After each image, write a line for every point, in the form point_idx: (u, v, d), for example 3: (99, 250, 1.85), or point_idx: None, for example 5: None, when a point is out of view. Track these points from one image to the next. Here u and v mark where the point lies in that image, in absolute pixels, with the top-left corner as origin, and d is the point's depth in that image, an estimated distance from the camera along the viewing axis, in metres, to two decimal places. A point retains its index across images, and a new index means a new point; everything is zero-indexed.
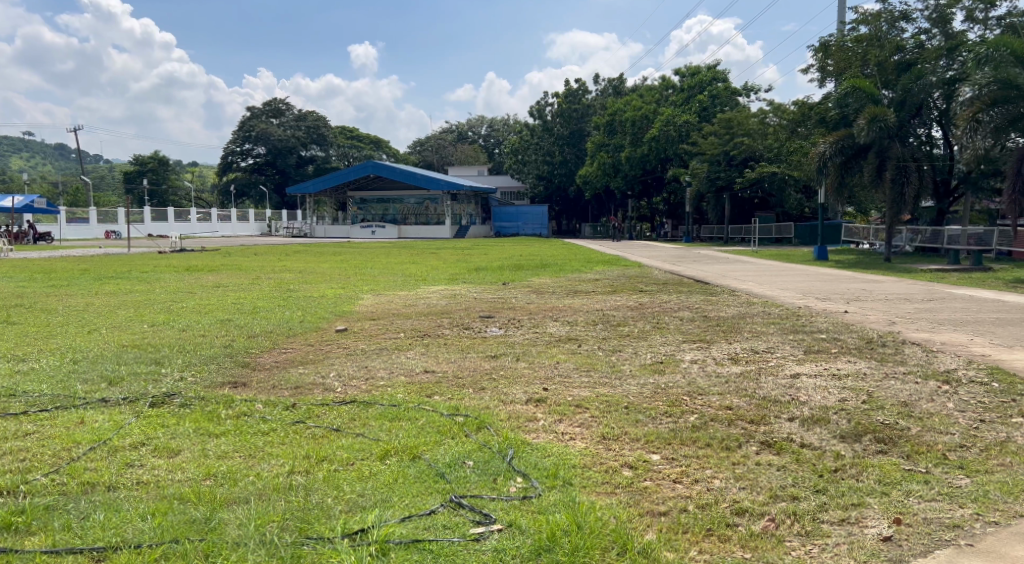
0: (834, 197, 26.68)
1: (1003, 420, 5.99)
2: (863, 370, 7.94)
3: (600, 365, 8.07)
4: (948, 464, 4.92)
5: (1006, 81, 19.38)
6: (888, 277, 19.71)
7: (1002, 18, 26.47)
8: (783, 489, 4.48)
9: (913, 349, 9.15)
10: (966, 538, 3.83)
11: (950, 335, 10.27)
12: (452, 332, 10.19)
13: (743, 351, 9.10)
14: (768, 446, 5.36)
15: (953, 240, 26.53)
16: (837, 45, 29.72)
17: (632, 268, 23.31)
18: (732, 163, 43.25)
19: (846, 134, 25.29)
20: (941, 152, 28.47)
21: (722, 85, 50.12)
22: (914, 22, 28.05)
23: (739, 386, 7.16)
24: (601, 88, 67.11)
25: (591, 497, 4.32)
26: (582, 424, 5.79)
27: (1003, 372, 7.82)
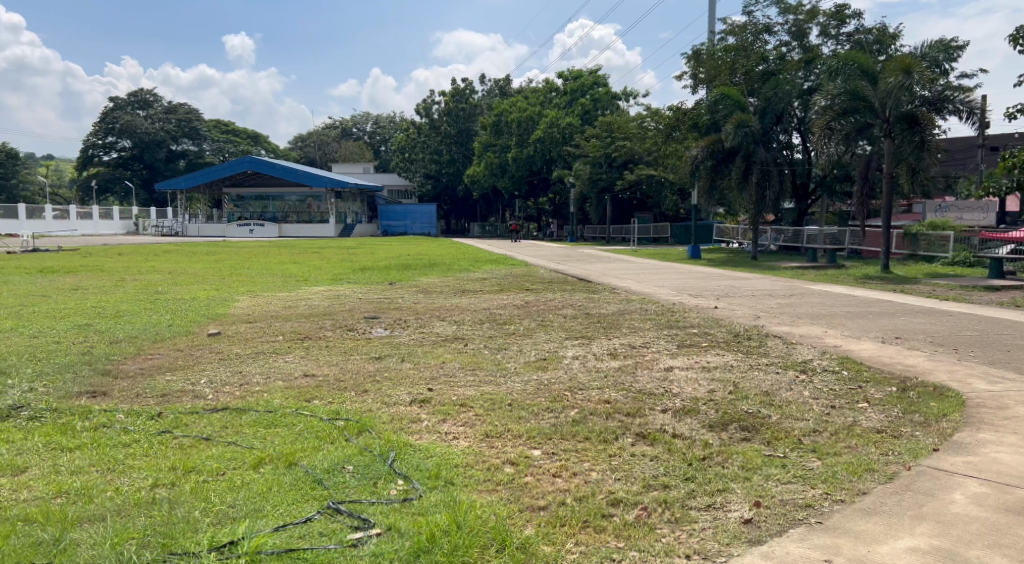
0: (706, 199, 28.04)
1: (851, 405, 6.53)
2: (730, 362, 8.40)
3: (485, 363, 8.13)
4: (802, 448, 5.30)
5: (854, 93, 20.85)
6: (755, 275, 20.97)
7: (852, 35, 28.71)
8: (656, 479, 4.68)
9: (775, 341, 9.78)
10: (816, 516, 4.11)
11: (808, 328, 11.06)
12: (334, 334, 9.98)
13: (622, 346, 9.43)
14: (643, 437, 5.58)
15: (812, 239, 28.52)
16: (707, 54, 31.34)
17: (518, 267, 23.54)
18: (613, 165, 44.72)
19: (716, 140, 26.66)
20: (800, 157, 30.53)
21: (603, 89, 51.79)
22: (776, 34, 29.93)
23: (618, 380, 7.43)
24: (487, 89, 67.70)
25: (472, 495, 4.34)
26: (465, 423, 5.82)
27: (852, 361, 8.49)
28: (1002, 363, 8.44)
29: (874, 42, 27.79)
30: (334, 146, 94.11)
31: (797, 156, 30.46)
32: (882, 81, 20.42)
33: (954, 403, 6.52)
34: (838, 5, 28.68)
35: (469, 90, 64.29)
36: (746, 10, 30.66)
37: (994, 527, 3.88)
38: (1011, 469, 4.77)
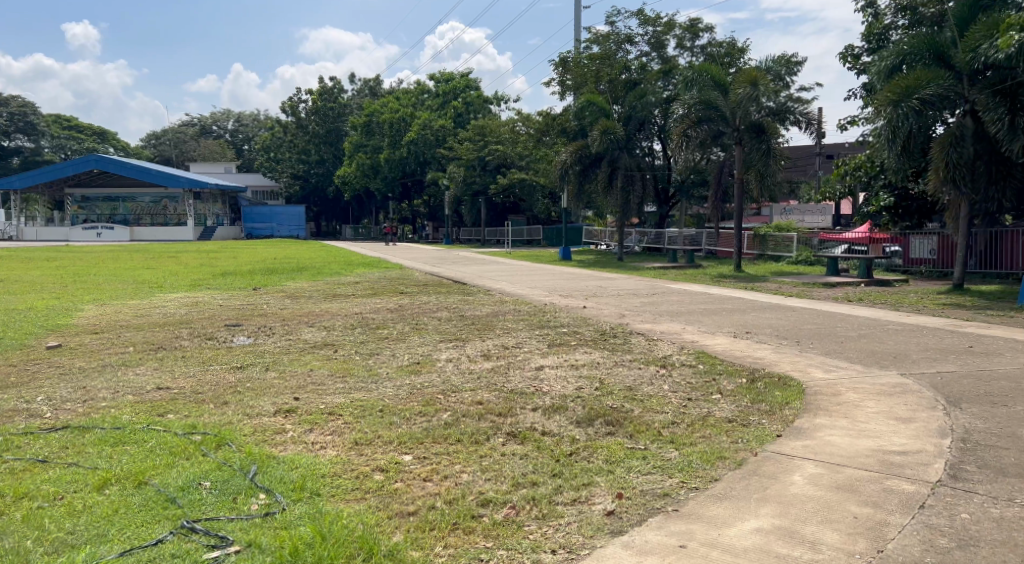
0: (575, 203, 28.81)
1: (707, 397, 6.93)
2: (597, 359, 8.70)
3: (356, 370, 7.97)
4: (662, 440, 5.57)
5: (708, 102, 22.11)
6: (620, 275, 21.80)
7: (705, 47, 30.52)
8: (524, 477, 4.77)
9: (639, 338, 10.22)
10: (673, 504, 4.32)
11: (669, 325, 11.63)
12: (192, 344, 9.44)
13: (495, 347, 9.54)
14: (514, 436, 5.66)
15: (673, 241, 30.04)
16: (574, 61, 32.32)
17: (390, 271, 23.24)
18: (486, 168, 45.20)
19: (583, 145, 27.55)
20: (661, 162, 32.10)
21: (474, 93, 52.32)
22: (636, 45, 31.36)
23: (490, 381, 7.50)
24: (357, 88, 66.63)
25: (339, 505, 4.24)
26: (333, 431, 5.68)
27: (708, 355, 9.01)
28: (837, 353, 9.24)
29: (724, 54, 29.68)
30: (193, 144, 89.21)
31: (658, 162, 32.01)
32: (733, 92, 21.82)
33: (795, 391, 7.08)
34: (692, 19, 30.40)
35: (338, 89, 62.71)
36: (609, 20, 31.91)
37: (827, 505, 4.23)
38: (841, 450, 5.24)
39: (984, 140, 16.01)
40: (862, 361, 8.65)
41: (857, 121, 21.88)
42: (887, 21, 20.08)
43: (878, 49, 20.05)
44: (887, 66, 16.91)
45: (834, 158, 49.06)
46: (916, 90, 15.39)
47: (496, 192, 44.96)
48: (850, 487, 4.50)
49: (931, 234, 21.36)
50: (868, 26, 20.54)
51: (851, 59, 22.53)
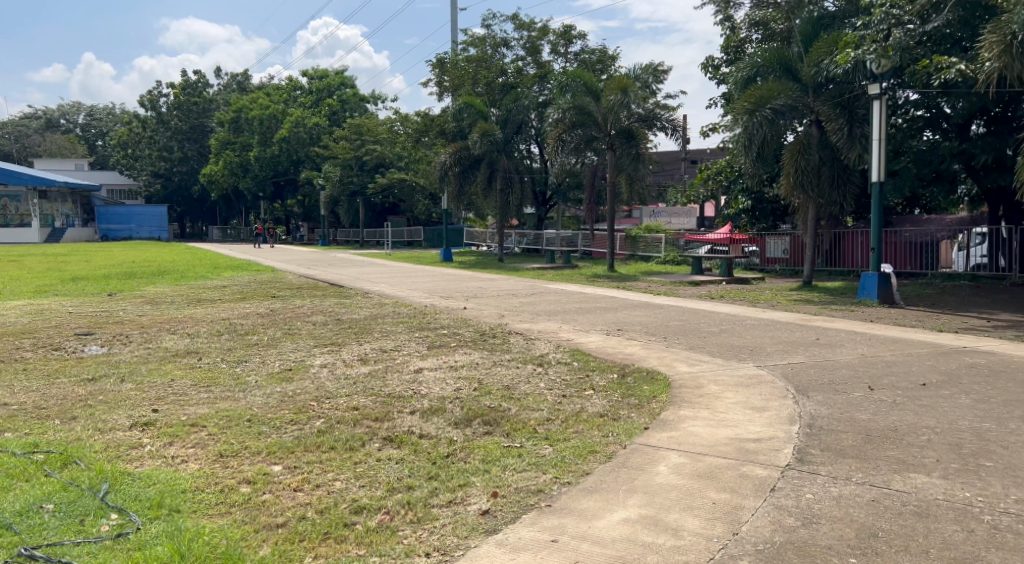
0: (455, 205, 28.79)
1: (580, 393, 7.12)
2: (476, 360, 8.74)
3: (222, 379, 7.57)
4: (537, 437, 5.67)
5: (581, 108, 22.71)
6: (499, 276, 22.00)
7: (578, 54, 31.40)
8: (399, 481, 4.71)
9: (517, 338, 10.35)
10: (546, 500, 4.40)
11: (546, 324, 11.86)
12: (35, 355, 8.68)
13: (372, 351, 9.38)
14: (390, 440, 5.59)
15: (550, 242, 30.71)
16: (450, 63, 32.42)
17: (262, 273, 22.35)
18: (364, 168, 44.46)
19: (462, 147, 27.51)
20: (538, 165, 32.71)
21: (350, 91, 51.60)
22: (512, 48, 31.83)
23: (366, 385, 7.36)
24: (224, 83, 64.04)
25: (201, 521, 4.03)
26: (196, 444, 5.39)
27: (582, 353, 9.27)
28: (701, 347, 9.75)
29: (596, 62, 30.66)
30: (37, 138, 82.11)
31: (535, 164, 32.60)
32: (604, 98, 22.58)
33: (663, 386, 7.40)
34: (565, 26, 31.20)
35: (202, 84, 60.72)
36: (484, 23, 32.24)
37: (689, 492, 4.45)
38: (702, 440, 5.53)
39: (827, 148, 17.41)
40: (723, 354, 9.18)
41: (717, 128, 23.16)
42: (742, 35, 21.37)
43: (735, 60, 21.32)
44: (743, 77, 18.02)
45: (697, 163, 51.96)
46: (768, 100, 16.50)
47: (374, 192, 44.32)
48: (710, 474, 4.76)
49: (784, 235, 23.00)
50: (726, 38, 21.77)
51: (712, 69, 23.82)
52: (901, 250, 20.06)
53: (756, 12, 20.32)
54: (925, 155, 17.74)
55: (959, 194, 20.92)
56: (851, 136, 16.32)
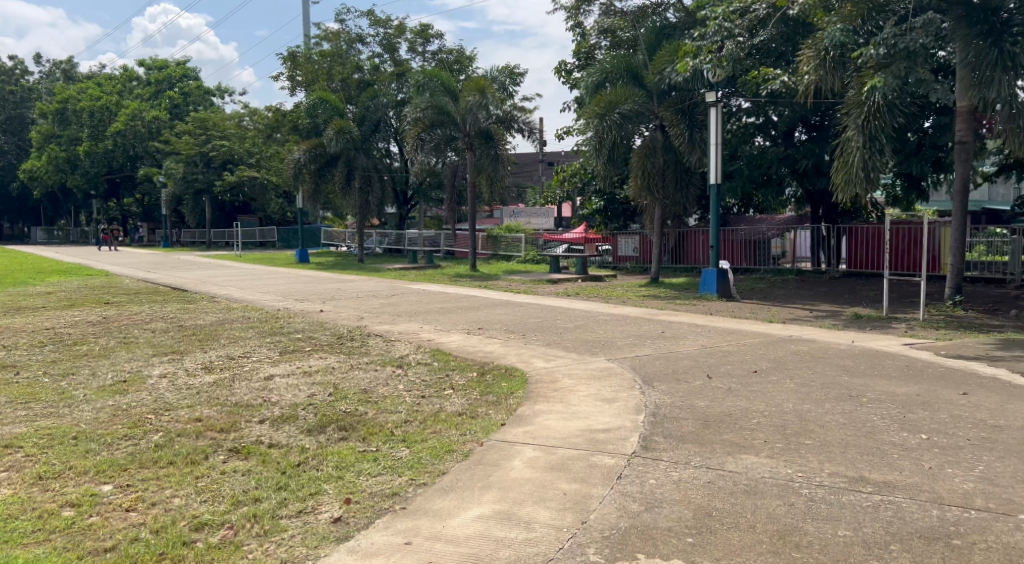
0: (311, 204, 27.93)
1: (439, 393, 7.10)
2: (331, 364, 8.50)
3: (44, 394, 6.89)
4: (394, 440, 5.60)
5: (439, 107, 22.67)
6: (357, 277, 21.52)
7: (435, 53, 31.36)
8: (245, 494, 4.49)
9: (376, 340, 10.18)
10: (401, 503, 4.35)
11: (406, 325, 11.74)
12: None
13: (218, 358, 8.89)
14: (236, 452, 5.31)
15: (412, 243, 30.51)
16: (304, 58, 31.43)
17: (94, 278, 20.60)
18: (210, 165, 41.50)
19: (317, 144, 26.76)
20: (398, 164, 32.35)
21: (194, 84, 48.79)
22: (368, 45, 31.28)
23: (211, 395, 6.97)
24: (46, 71, 58.58)
25: (15, 552, 3.66)
26: (10, 467, 4.87)
27: (442, 353, 9.26)
28: (556, 343, 10.03)
29: (454, 62, 30.74)
30: None
31: (394, 163, 32.21)
32: (462, 98, 22.68)
33: (520, 382, 7.53)
34: (422, 25, 31.07)
35: (20, 70, 55.22)
36: (338, 18, 31.49)
37: (542, 485, 4.56)
38: (556, 432, 5.68)
39: (671, 151, 18.45)
40: (578, 350, 9.48)
41: (571, 131, 23.87)
42: (592, 41, 22.16)
43: (586, 66, 22.09)
44: (593, 82, 18.69)
45: (555, 165, 53.25)
46: (617, 105, 17.21)
47: (222, 191, 42.04)
48: (561, 466, 4.90)
49: (634, 235, 24.16)
50: (577, 44, 22.50)
51: (565, 74, 24.55)
52: (737, 247, 21.72)
53: (604, 19, 21.15)
54: (756, 159, 19.18)
55: (785, 196, 22.63)
56: (691, 140, 17.39)
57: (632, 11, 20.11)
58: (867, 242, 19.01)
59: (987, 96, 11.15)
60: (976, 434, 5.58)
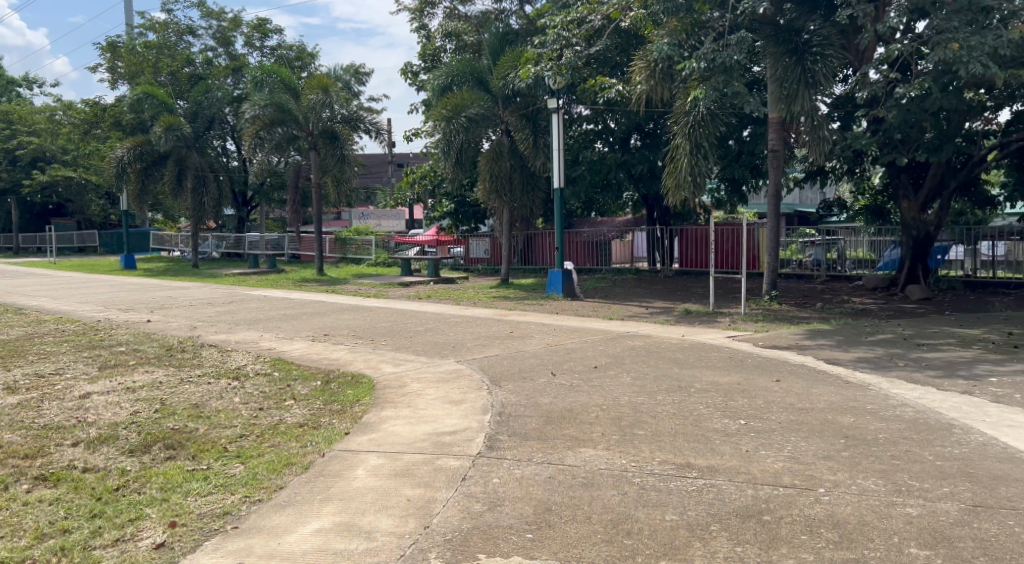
0: (138, 205, 25.94)
1: (278, 405, 6.81)
2: (159, 379, 7.91)
3: None
4: (227, 456, 5.30)
5: (279, 104, 21.73)
6: (192, 284, 20.20)
7: (274, 49, 30.17)
8: (52, 525, 4.08)
9: (210, 351, 9.60)
10: (233, 522, 4.12)
11: (244, 334, 11.17)
12: None
13: (24, 377, 8.02)
14: (43, 480, 4.81)
15: (253, 246, 28.89)
16: (125, 49, 29.20)
17: None
18: (16, 163, 37.52)
19: (143, 141, 24.88)
20: (236, 164, 30.74)
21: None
22: (200, 38, 29.56)
23: (14, 418, 6.27)
24: None
25: None
26: None
27: (283, 362, 8.88)
28: (404, 347, 9.92)
29: (295, 58, 29.71)
30: None
31: (232, 163, 30.58)
32: (303, 96, 21.91)
33: (366, 389, 7.37)
34: (259, 19, 29.75)
35: None
36: (165, 7, 29.51)
37: (385, 493, 4.49)
38: (401, 438, 5.61)
39: (518, 155, 18.85)
40: (426, 353, 9.42)
41: (419, 133, 23.78)
42: (437, 44, 22.18)
43: (432, 68, 22.09)
44: (439, 84, 18.73)
45: (404, 166, 52.83)
46: (463, 109, 17.33)
47: (32, 192, 38.06)
48: (406, 471, 4.85)
49: (484, 237, 24.59)
50: (422, 46, 22.39)
51: (411, 75, 24.42)
52: (581, 248, 22.45)
53: (448, 22, 21.29)
54: (597, 164, 20.00)
55: (625, 199, 23.66)
56: (535, 144, 17.95)
57: (475, 16, 20.39)
58: (697, 242, 20.29)
59: (792, 109, 12.31)
60: (786, 417, 6.12)
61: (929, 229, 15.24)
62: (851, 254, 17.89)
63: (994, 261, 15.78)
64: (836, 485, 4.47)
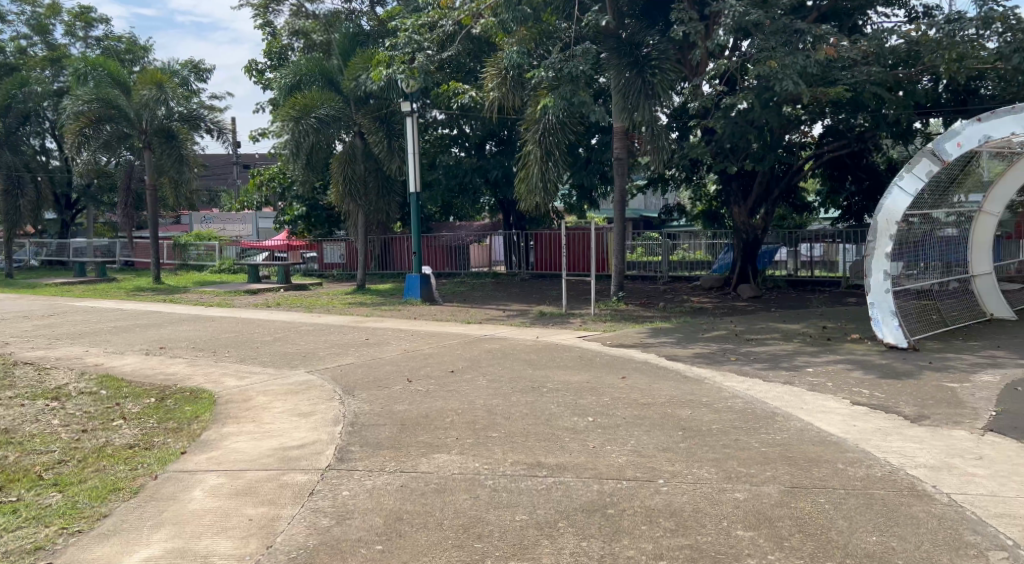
0: None
1: (105, 425, 6.27)
2: None
3: None
4: (42, 485, 4.81)
5: (107, 101, 20.09)
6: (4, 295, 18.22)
7: (100, 40, 27.93)
8: None
9: (25, 369, 8.69)
10: (46, 558, 3.74)
11: (66, 349, 10.21)
12: None
13: None
14: None
15: (79, 253, 26.54)
16: None
17: None
18: None
19: None
20: (57, 163, 28.11)
21: None
22: (11, 24, 26.81)
23: None
24: None
25: None
26: None
27: (111, 378, 8.20)
28: (250, 358, 9.44)
29: (124, 51, 27.64)
30: None
31: (52, 162, 27.93)
32: (135, 92, 20.34)
33: (206, 404, 6.95)
34: (82, 6, 27.42)
35: None
36: None
37: (224, 513, 4.24)
38: (244, 455, 5.34)
39: (372, 158, 18.54)
40: (274, 364, 9.03)
41: (265, 133, 22.81)
42: (284, 42, 21.41)
43: (279, 67, 21.28)
44: (287, 84, 18.11)
45: (251, 167, 50.63)
46: (312, 109, 16.80)
47: None
48: (249, 490, 4.61)
49: (339, 242, 23.82)
50: (268, 43, 21.49)
51: (256, 73, 23.39)
52: (438, 253, 22.42)
53: (295, 20, 20.62)
54: (453, 169, 20.08)
55: (481, 204, 23.84)
56: (390, 147, 17.61)
57: (323, 15, 19.78)
58: (551, 246, 20.82)
59: (633, 118, 12.93)
60: (631, 412, 6.41)
61: (756, 232, 16.57)
62: (692, 257, 19.07)
63: (812, 262, 17.36)
64: (674, 475, 4.73)
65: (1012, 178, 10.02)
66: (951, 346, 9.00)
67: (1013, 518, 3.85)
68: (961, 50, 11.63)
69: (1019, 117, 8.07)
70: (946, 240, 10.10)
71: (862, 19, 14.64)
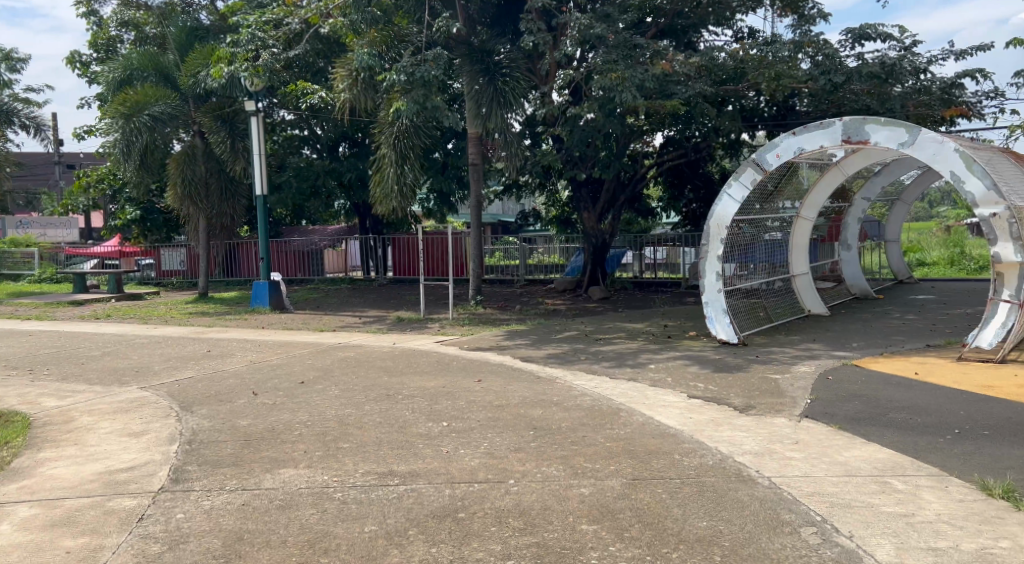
0: None
1: None
2: None
3: None
4: None
5: None
6: None
7: None
8: None
9: None
10: None
11: None
12: None
13: None
14: None
15: None
16: None
17: None
18: None
19: None
20: None
21: None
22: None
23: None
24: None
25: None
26: None
27: None
28: (74, 376, 8.65)
29: None
30: None
31: None
32: None
33: (20, 427, 6.29)
34: None
35: None
36: None
37: (37, 548, 3.84)
38: (63, 482, 4.88)
39: (214, 159, 17.62)
40: (102, 380, 8.32)
41: (91, 131, 21.01)
42: (112, 33, 19.92)
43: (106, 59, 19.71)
44: (115, 79, 16.92)
45: (74, 168, 46.60)
46: (145, 106, 15.70)
47: None
48: (67, 520, 4.21)
49: (179, 247, 22.62)
50: (92, 34, 19.96)
51: (80, 65, 21.54)
52: (290, 258, 21.65)
53: (124, 10, 19.21)
54: (303, 172, 19.40)
55: (335, 207, 23.28)
56: (234, 149, 16.71)
57: (156, 6, 18.41)
58: (407, 251, 20.69)
59: (486, 124, 13.07)
60: (484, 415, 6.47)
61: (605, 236, 17.25)
62: (547, 261, 19.57)
63: (655, 265, 18.38)
64: (523, 475, 4.82)
65: (822, 187, 11.03)
66: (774, 340, 9.83)
67: (822, 496, 4.25)
68: (777, 70, 12.73)
69: (828, 132, 8.75)
70: (771, 243, 11.00)
71: (696, 37, 15.66)
